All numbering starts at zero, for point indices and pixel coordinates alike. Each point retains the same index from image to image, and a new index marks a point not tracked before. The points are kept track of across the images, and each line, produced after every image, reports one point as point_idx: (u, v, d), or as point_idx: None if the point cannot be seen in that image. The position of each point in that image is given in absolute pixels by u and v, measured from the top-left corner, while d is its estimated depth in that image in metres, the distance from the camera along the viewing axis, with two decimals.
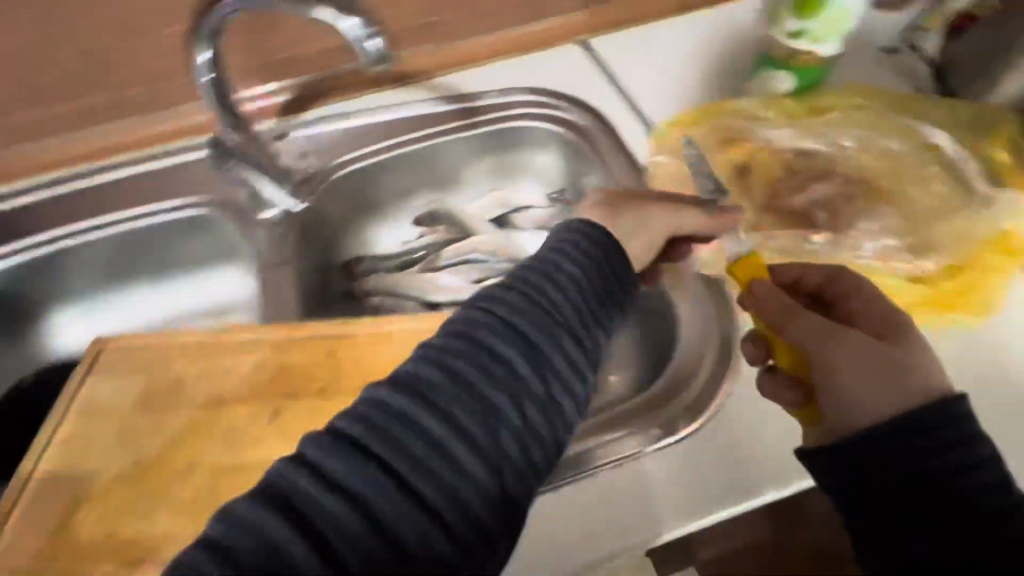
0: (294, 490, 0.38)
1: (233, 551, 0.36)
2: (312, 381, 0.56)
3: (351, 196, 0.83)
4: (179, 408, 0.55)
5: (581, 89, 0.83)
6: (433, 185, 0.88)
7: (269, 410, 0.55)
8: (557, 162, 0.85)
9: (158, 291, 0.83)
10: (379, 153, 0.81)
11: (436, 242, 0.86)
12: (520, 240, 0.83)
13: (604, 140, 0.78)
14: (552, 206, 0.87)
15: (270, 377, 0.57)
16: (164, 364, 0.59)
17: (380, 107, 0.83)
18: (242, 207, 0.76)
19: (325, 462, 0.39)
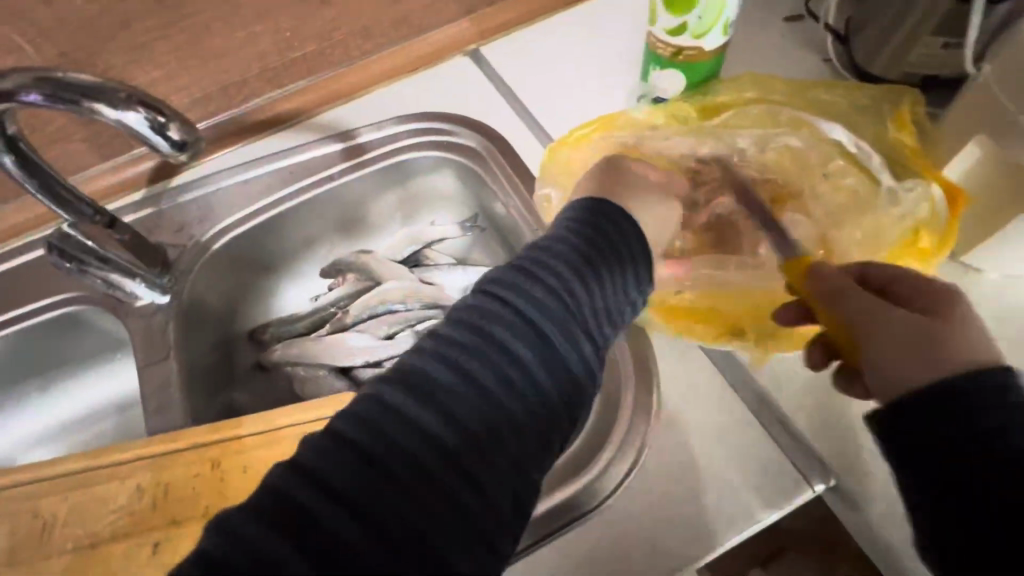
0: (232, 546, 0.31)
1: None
2: (202, 499, 0.51)
3: (239, 263, 0.75)
4: (50, 559, 0.49)
5: (477, 106, 0.76)
6: (331, 232, 0.80)
7: (155, 542, 0.49)
8: (464, 188, 0.79)
9: (43, 398, 0.75)
10: (259, 209, 0.73)
11: (348, 294, 0.79)
12: (435, 279, 0.78)
13: (501, 161, 0.72)
14: (467, 235, 0.81)
15: (152, 505, 0.51)
16: (26, 507, 0.52)
17: (259, 159, 0.75)
18: (108, 294, 0.68)
19: (262, 521, 0.31)
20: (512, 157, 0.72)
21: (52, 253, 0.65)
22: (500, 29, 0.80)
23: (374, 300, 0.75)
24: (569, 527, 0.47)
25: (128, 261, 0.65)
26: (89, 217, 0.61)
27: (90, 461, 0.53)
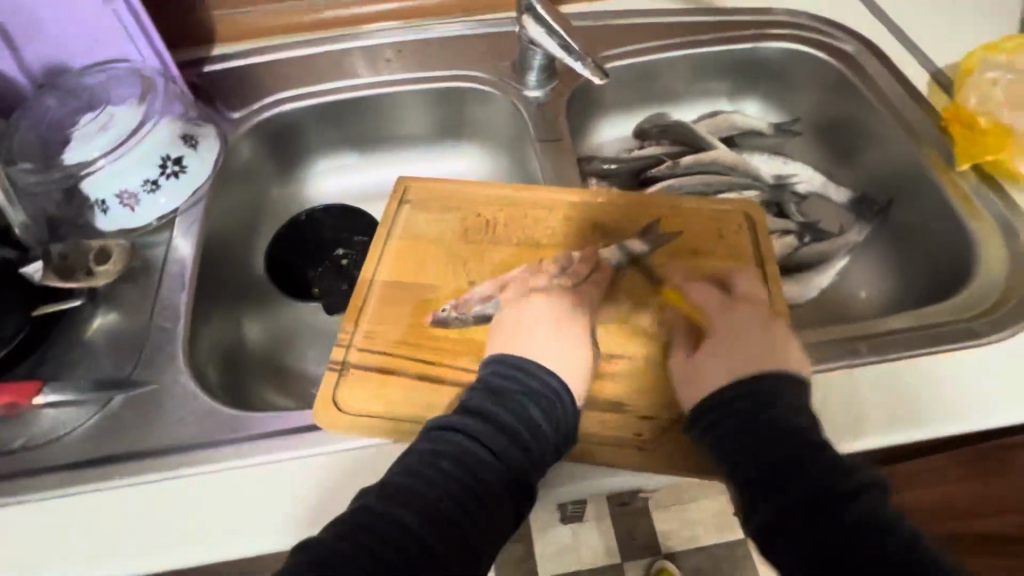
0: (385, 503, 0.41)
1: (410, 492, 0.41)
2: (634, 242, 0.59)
3: (597, 94, 0.84)
4: (498, 244, 0.60)
5: (844, 14, 0.83)
6: (669, 95, 0.88)
7: (592, 261, 0.56)
8: (802, 88, 0.85)
9: (399, 159, 0.87)
10: (636, 50, 0.83)
11: (664, 153, 0.85)
12: (753, 160, 0.83)
13: (874, 66, 0.78)
14: (779, 136, 0.86)
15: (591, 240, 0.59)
16: (472, 207, 0.63)
17: (636, 12, 0.85)
18: (508, 80, 0.80)
19: None
20: (885, 64, 0.77)
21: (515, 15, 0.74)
22: None
23: (702, 160, 0.82)
24: (957, 346, 0.54)
25: (566, 36, 0.68)
26: (549, 57, 0.76)
27: (524, 187, 0.63)
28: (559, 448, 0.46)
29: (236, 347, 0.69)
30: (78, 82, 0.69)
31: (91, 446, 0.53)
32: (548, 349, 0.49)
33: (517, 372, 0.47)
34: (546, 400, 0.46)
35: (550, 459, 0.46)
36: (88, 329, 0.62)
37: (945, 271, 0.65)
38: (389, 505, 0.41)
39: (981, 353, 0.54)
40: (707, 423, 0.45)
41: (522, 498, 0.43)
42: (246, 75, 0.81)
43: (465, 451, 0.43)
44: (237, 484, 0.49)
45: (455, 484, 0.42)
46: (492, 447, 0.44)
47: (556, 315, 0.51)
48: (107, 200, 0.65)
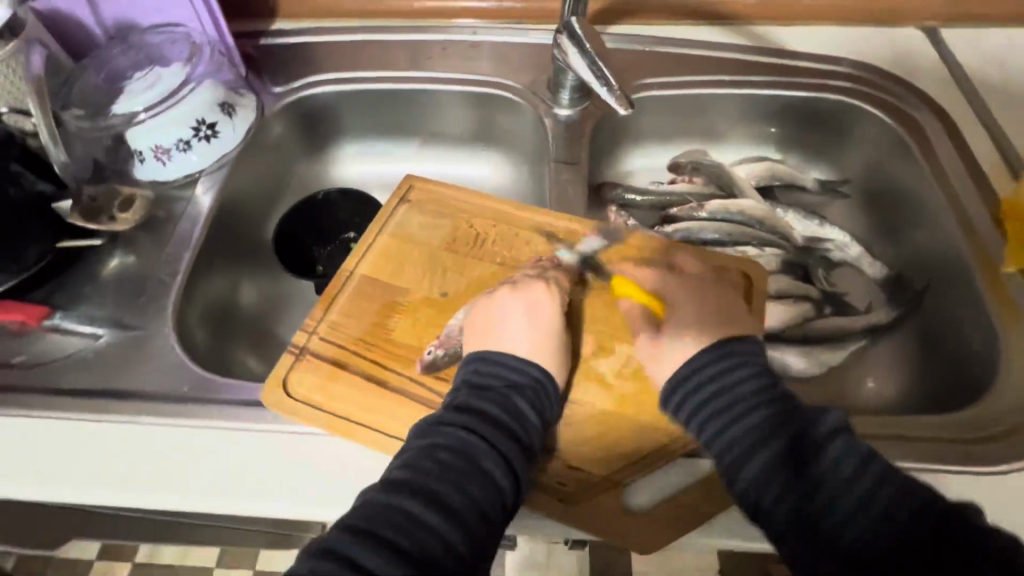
0: (394, 495, 0.41)
1: (417, 482, 0.41)
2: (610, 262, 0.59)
3: (633, 121, 0.82)
4: (482, 259, 0.59)
5: (922, 76, 0.75)
6: (711, 134, 0.84)
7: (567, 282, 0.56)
8: (858, 149, 0.78)
9: (426, 155, 0.89)
10: (681, 83, 0.79)
11: (691, 192, 0.81)
12: (785, 217, 0.78)
13: (940, 138, 0.70)
14: (824, 197, 0.80)
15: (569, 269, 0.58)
16: (466, 217, 0.63)
17: (691, 42, 0.81)
18: (540, 95, 0.78)
19: None
20: (954, 137, 0.70)
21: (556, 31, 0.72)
22: (972, 19, 0.80)
23: (729, 207, 0.77)
24: (950, 468, 0.48)
25: (599, 60, 0.66)
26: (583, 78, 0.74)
27: (522, 207, 0.63)
28: (545, 434, 0.47)
29: (231, 309, 0.73)
30: (142, 39, 0.74)
31: (72, 375, 0.57)
32: (519, 341, 0.50)
33: (503, 364, 0.49)
34: (532, 389, 0.47)
35: (541, 443, 0.46)
36: (102, 267, 0.68)
37: (970, 379, 0.58)
38: (394, 493, 0.41)
39: (975, 482, 0.48)
40: (696, 378, 0.47)
41: (523, 481, 0.44)
42: (296, 52, 0.84)
43: (464, 444, 0.43)
44: (180, 441, 0.52)
45: (453, 471, 0.42)
46: (487, 437, 0.44)
47: (532, 304, 0.52)
48: (143, 152, 0.70)
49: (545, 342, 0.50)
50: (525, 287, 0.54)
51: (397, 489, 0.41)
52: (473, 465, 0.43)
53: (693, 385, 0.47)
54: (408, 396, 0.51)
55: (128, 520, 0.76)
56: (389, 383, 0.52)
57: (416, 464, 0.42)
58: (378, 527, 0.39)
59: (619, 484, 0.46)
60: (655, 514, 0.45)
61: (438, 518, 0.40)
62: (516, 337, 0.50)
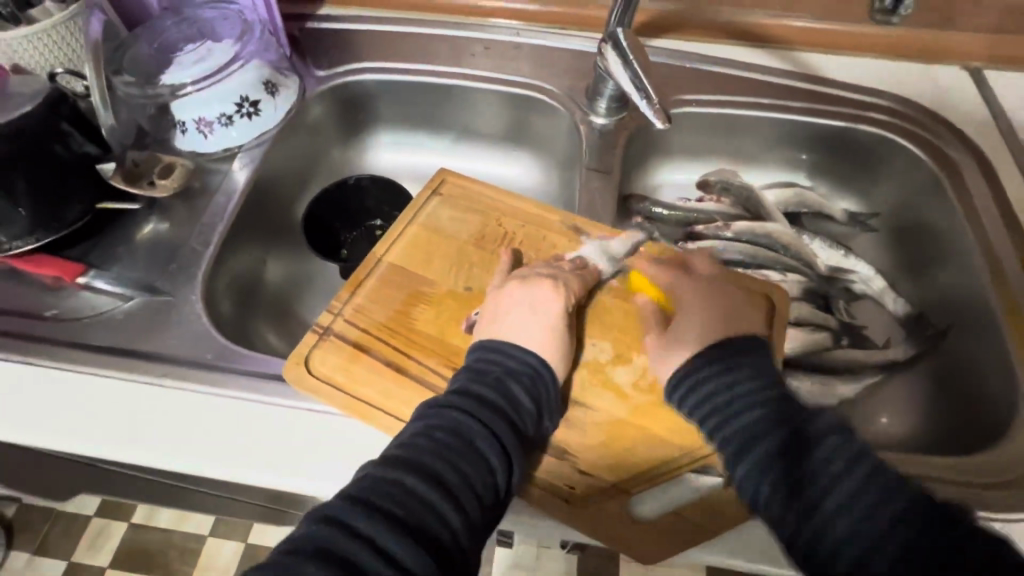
0: (395, 469, 0.40)
1: (415, 458, 0.41)
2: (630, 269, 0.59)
3: (667, 134, 0.82)
4: (508, 259, 0.60)
5: (962, 116, 0.75)
6: (743, 155, 0.84)
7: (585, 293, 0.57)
8: (891, 183, 0.78)
9: (458, 149, 0.90)
10: (718, 101, 0.79)
11: (718, 213, 0.81)
12: (811, 244, 0.78)
13: (976, 180, 0.70)
14: (853, 229, 0.80)
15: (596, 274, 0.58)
16: (495, 215, 0.64)
17: (732, 62, 0.81)
18: (578, 101, 0.79)
19: None
20: (990, 180, 0.69)
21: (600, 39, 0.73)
22: (1019, 63, 0.79)
23: (755, 230, 0.77)
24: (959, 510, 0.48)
25: (641, 72, 0.66)
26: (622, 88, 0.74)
27: (552, 210, 0.64)
28: (539, 425, 0.47)
29: (256, 283, 0.74)
30: (195, 13, 0.76)
31: (102, 333, 0.59)
32: (533, 335, 0.50)
33: (498, 349, 0.49)
34: (526, 376, 0.48)
35: (535, 431, 0.47)
36: (136, 231, 0.69)
37: (987, 423, 0.58)
38: (391, 469, 0.40)
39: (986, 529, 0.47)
40: (694, 381, 0.48)
41: (517, 467, 0.44)
42: (340, 38, 0.86)
43: (460, 425, 0.43)
44: (201, 407, 0.53)
45: (454, 452, 0.42)
46: (483, 420, 0.44)
47: (541, 300, 0.52)
48: (187, 123, 0.72)
49: (558, 336, 0.51)
50: (534, 283, 0.54)
51: (398, 466, 0.40)
52: (468, 444, 0.43)
53: (691, 389, 0.48)
54: (426, 387, 0.52)
55: (137, 477, 0.78)
56: (409, 371, 0.52)
57: (414, 443, 0.42)
58: (377, 496, 0.39)
59: (626, 492, 0.47)
60: (661, 526, 0.46)
61: (436, 497, 0.39)
62: (529, 331, 0.51)
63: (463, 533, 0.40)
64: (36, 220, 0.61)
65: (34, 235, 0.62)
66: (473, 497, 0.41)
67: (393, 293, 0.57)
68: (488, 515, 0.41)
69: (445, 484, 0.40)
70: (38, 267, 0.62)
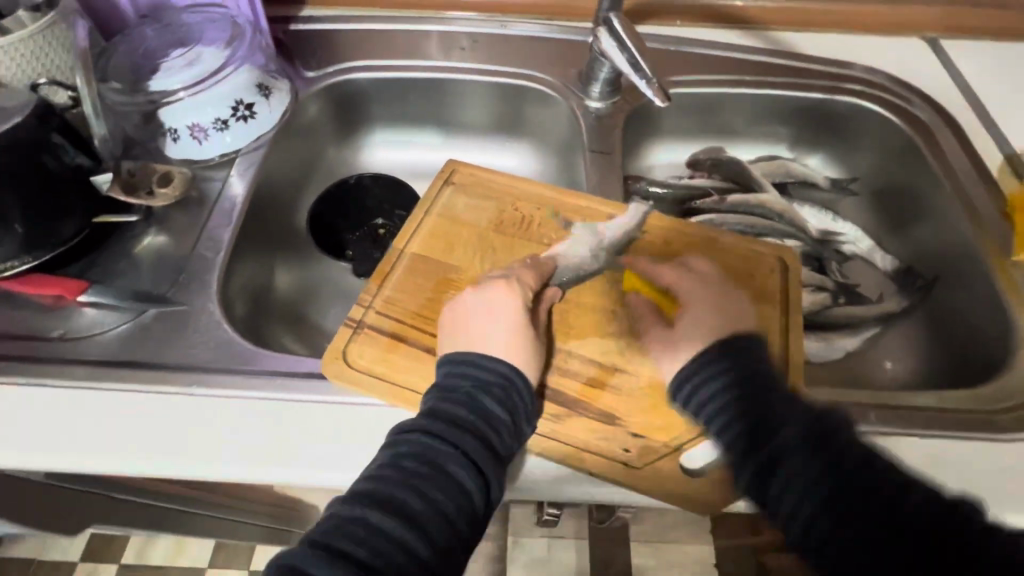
0: (360, 508, 0.41)
1: (381, 490, 0.41)
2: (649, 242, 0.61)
3: (658, 116, 0.85)
4: (529, 240, 0.61)
5: (926, 82, 0.81)
6: (729, 132, 0.88)
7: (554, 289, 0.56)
8: (868, 148, 0.83)
9: (453, 144, 0.90)
10: (704, 81, 0.83)
11: (711, 187, 0.84)
12: (801, 211, 0.83)
13: (947, 138, 0.75)
14: (836, 192, 0.85)
15: (611, 250, 0.60)
16: (510, 200, 0.65)
17: (713, 43, 0.85)
18: (572, 88, 0.81)
19: None
20: (960, 138, 0.75)
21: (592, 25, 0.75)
22: (970, 31, 0.85)
23: (749, 201, 0.81)
24: (978, 436, 0.52)
25: (637, 53, 0.68)
26: (615, 72, 0.77)
27: (566, 191, 0.65)
28: (518, 436, 0.47)
29: (265, 290, 0.72)
30: (177, 19, 0.74)
31: (120, 350, 0.57)
32: (495, 342, 0.49)
33: (467, 361, 0.48)
34: (499, 388, 0.47)
35: (511, 444, 0.46)
36: (136, 245, 0.66)
37: (986, 358, 0.63)
38: (357, 505, 0.41)
39: (1003, 449, 0.51)
40: (691, 384, 0.48)
41: (492, 484, 0.44)
42: (326, 38, 0.85)
43: (428, 451, 0.43)
44: (240, 412, 0.52)
45: (423, 483, 0.42)
46: (452, 440, 0.44)
47: (496, 304, 0.51)
48: (179, 130, 0.69)
49: (525, 337, 0.50)
50: (488, 285, 0.53)
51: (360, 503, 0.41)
52: (437, 468, 0.43)
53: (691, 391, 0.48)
54: None
55: (151, 503, 0.74)
56: None
57: (381, 474, 0.42)
58: (341, 542, 0.39)
59: (678, 450, 0.49)
60: (714, 479, 0.47)
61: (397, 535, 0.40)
62: (491, 337, 0.50)
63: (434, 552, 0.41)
64: (32, 238, 0.58)
65: (31, 254, 0.59)
66: (445, 523, 0.41)
67: (422, 282, 0.57)
68: (461, 536, 0.42)
69: (412, 513, 0.41)
70: (36, 287, 0.58)
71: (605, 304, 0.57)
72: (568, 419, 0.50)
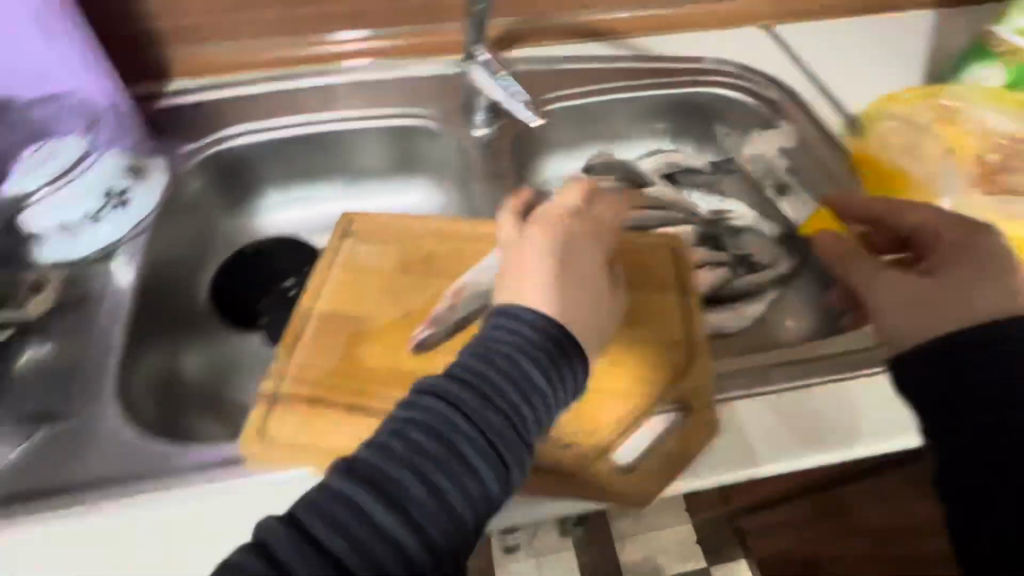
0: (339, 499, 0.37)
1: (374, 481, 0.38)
2: None
3: (543, 132, 0.88)
4: (437, 276, 0.62)
5: (770, 64, 0.90)
6: (612, 136, 0.93)
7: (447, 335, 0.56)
8: (735, 130, 0.91)
9: (357, 193, 0.90)
10: (579, 95, 0.88)
11: (610, 189, 0.90)
12: (691, 198, 0.89)
13: (795, 112, 0.85)
14: (719, 172, 0.92)
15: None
16: (411, 240, 0.65)
17: (580, 58, 0.90)
18: (456, 120, 0.83)
19: None
20: (805, 110, 0.84)
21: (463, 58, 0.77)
22: (798, 14, 0.96)
23: (642, 196, 0.87)
24: (864, 374, 0.58)
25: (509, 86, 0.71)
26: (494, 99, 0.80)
27: (467, 222, 0.66)
28: (558, 399, 0.44)
29: (172, 378, 0.69)
30: (26, 115, 0.70)
31: (10, 481, 0.52)
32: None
33: (530, 326, 0.45)
34: (519, 342, 0.43)
35: (551, 410, 0.43)
36: (16, 362, 0.61)
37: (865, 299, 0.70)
38: (348, 483, 0.38)
39: (883, 381, 0.58)
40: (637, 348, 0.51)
41: (512, 473, 0.41)
42: (199, 109, 0.82)
43: (443, 420, 0.40)
44: (160, 517, 0.49)
45: (399, 475, 0.38)
46: (472, 413, 0.40)
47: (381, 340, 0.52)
48: (47, 231, 0.65)
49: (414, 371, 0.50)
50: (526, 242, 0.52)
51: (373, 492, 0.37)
52: (457, 449, 0.39)
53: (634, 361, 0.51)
54: None
55: None
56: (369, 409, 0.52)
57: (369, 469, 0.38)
58: (316, 533, 0.37)
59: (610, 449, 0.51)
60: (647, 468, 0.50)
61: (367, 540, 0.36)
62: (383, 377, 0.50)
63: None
64: None
65: None
66: (451, 511, 0.38)
67: (335, 339, 0.56)
68: (463, 528, 0.39)
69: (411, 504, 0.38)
70: None
71: None
72: None
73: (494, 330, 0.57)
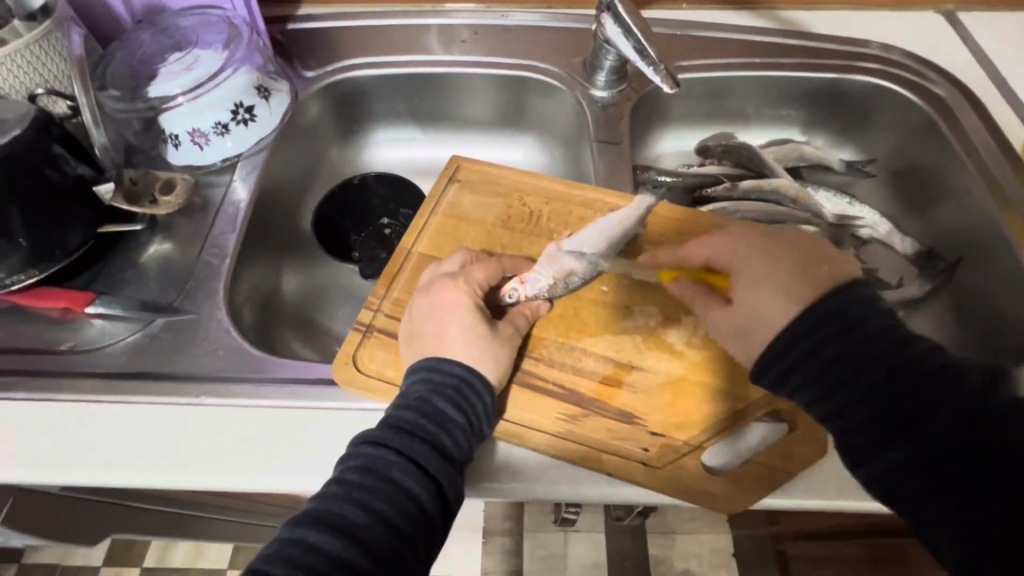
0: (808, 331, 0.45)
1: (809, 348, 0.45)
2: (656, 234, 0.60)
3: (666, 102, 0.81)
4: (540, 238, 0.60)
5: (943, 56, 0.79)
6: (740, 117, 0.85)
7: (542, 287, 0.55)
8: (882, 128, 0.81)
9: (459, 140, 0.88)
10: (713, 65, 0.79)
11: (722, 174, 0.80)
12: (816, 195, 0.79)
13: (966, 113, 0.74)
14: (850, 174, 0.82)
15: (622, 241, 0.58)
16: (514, 196, 0.63)
17: (719, 26, 0.82)
18: (576, 77, 0.79)
19: None
20: (979, 113, 0.74)
21: (597, 10, 0.73)
22: (984, 3, 0.84)
23: (761, 186, 0.77)
24: None
25: (643, 42, 0.66)
26: (621, 59, 0.75)
27: (573, 185, 0.63)
28: (793, 330, 0.46)
29: (273, 293, 0.73)
30: (172, 22, 0.73)
31: (128, 363, 0.56)
32: (458, 342, 0.48)
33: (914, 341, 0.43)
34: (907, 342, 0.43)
35: (812, 340, 0.45)
36: (140, 254, 0.66)
37: None
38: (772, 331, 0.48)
39: None
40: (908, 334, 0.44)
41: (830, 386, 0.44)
42: (328, 35, 0.84)
43: (807, 343, 0.45)
44: (252, 421, 0.51)
45: (899, 451, 0.40)
46: (804, 329, 0.45)
47: (453, 305, 0.50)
48: (180, 135, 0.68)
49: (483, 348, 0.48)
50: None
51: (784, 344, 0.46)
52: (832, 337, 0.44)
53: (891, 357, 0.43)
54: None
55: (167, 511, 0.74)
56: None
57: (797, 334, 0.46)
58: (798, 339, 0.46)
59: (701, 447, 0.48)
60: (736, 477, 0.46)
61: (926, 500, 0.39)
62: (454, 339, 0.48)
63: (425, 488, 0.41)
64: (36, 253, 0.57)
65: (22, 273, 0.57)
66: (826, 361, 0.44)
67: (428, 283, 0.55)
68: (844, 370, 0.43)
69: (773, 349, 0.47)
70: (46, 300, 0.58)
71: (621, 300, 0.56)
72: (585, 419, 0.49)
73: (594, 300, 0.55)
